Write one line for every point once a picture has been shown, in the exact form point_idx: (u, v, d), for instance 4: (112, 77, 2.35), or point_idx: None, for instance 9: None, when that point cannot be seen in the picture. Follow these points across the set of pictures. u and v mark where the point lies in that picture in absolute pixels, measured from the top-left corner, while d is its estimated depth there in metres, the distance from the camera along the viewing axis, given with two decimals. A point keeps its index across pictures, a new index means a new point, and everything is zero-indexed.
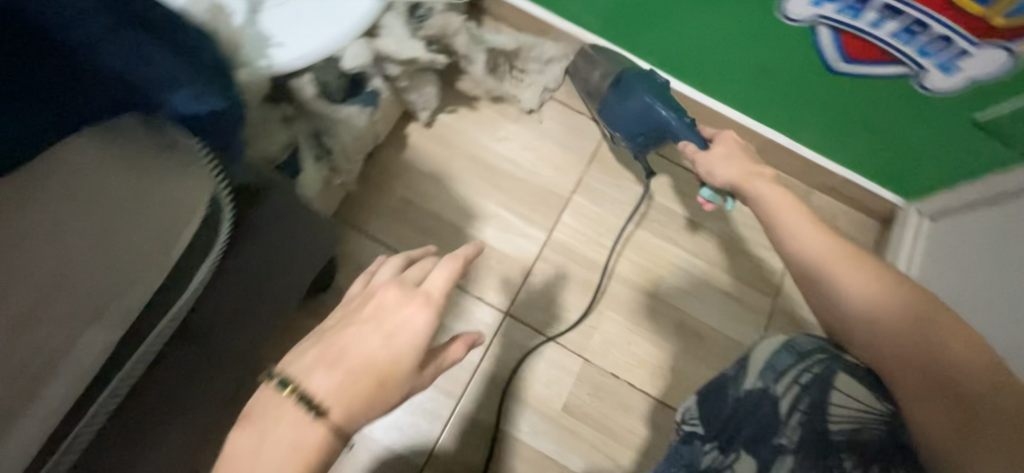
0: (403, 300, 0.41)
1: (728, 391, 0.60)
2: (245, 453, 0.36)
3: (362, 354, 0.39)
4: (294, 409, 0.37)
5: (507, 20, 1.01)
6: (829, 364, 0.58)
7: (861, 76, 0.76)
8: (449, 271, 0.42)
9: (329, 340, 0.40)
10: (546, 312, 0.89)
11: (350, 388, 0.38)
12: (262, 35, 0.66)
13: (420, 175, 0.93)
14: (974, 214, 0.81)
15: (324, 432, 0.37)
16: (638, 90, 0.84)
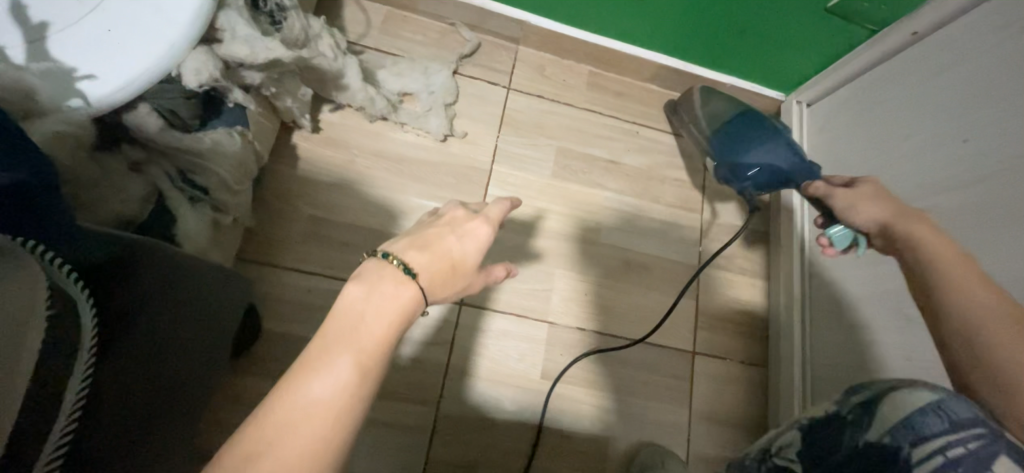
0: (469, 218, 0.48)
1: (839, 438, 0.40)
2: (354, 305, 0.39)
3: (442, 247, 0.45)
4: (338, 362, 0.36)
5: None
6: (988, 442, 0.35)
7: None
8: (504, 204, 0.50)
9: (417, 233, 0.46)
10: (501, 290, 0.86)
11: (434, 266, 0.43)
12: (60, 69, 0.52)
13: (323, 187, 0.83)
14: (847, 94, 0.89)
15: (416, 292, 0.41)
16: (769, 135, 0.79)
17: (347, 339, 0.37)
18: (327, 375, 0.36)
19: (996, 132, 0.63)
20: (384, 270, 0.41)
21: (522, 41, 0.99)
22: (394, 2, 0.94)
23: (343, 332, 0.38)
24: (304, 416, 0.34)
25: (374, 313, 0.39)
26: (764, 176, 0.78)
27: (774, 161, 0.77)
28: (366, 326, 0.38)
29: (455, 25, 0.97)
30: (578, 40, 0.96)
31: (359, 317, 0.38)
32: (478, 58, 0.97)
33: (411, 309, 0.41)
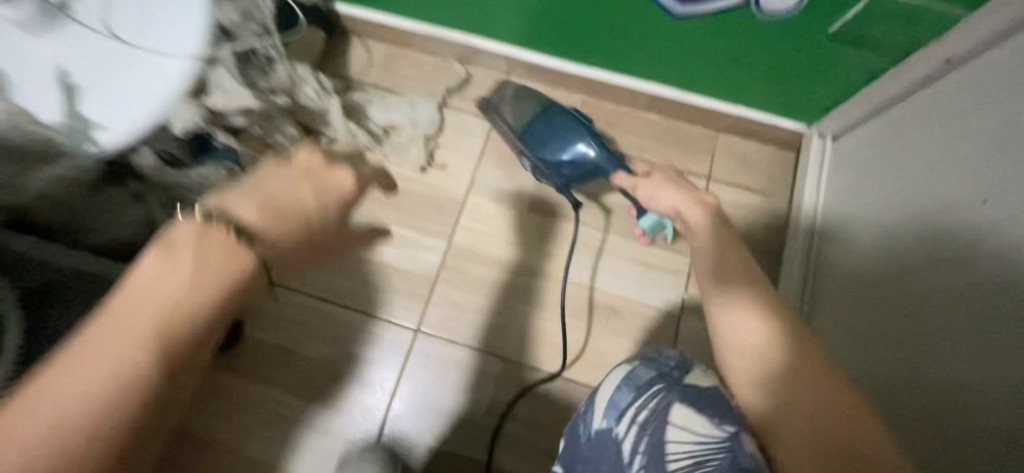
0: (331, 167, 0.50)
1: (580, 431, 0.51)
2: (155, 274, 0.39)
3: (290, 196, 0.47)
4: (133, 328, 0.38)
5: (374, 37, 1.02)
6: (666, 395, 0.48)
7: (703, 14, 0.72)
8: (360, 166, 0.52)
9: (262, 179, 0.47)
10: (459, 321, 0.88)
11: (273, 226, 0.45)
12: (84, 122, 0.66)
13: None
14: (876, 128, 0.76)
15: (248, 254, 0.43)
16: (568, 132, 0.79)
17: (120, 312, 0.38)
18: (122, 346, 0.37)
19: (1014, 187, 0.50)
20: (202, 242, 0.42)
21: (512, 73, 1.00)
22: (393, 40, 1.01)
23: (126, 284, 0.39)
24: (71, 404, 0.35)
25: (161, 288, 0.39)
26: (585, 167, 0.79)
27: (583, 152, 0.78)
28: (158, 301, 0.39)
29: (448, 59, 1.01)
30: (564, 71, 0.94)
31: (142, 284, 0.39)
32: (467, 90, 1.00)
33: (222, 283, 0.41)
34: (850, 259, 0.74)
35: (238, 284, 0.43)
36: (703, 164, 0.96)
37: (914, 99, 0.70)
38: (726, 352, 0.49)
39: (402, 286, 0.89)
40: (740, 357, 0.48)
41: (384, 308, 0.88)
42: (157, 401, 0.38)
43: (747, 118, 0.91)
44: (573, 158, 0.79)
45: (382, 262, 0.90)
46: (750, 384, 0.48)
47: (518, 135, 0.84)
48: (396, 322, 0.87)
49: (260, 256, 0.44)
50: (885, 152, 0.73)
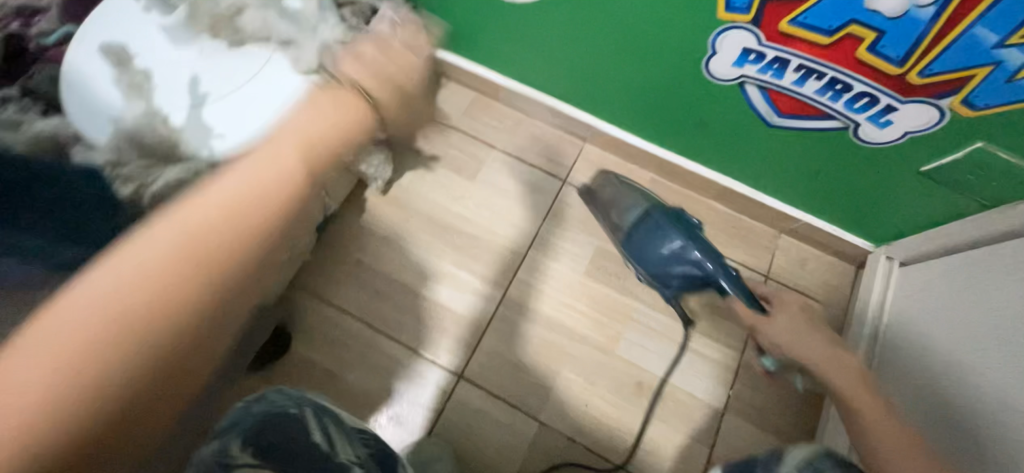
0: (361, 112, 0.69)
1: None
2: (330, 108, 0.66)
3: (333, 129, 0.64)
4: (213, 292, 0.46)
5: (464, 84, 1.07)
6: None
7: (800, 129, 0.73)
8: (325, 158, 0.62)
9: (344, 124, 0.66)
10: (503, 375, 0.87)
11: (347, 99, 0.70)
12: (205, 126, 0.71)
13: (376, 238, 0.95)
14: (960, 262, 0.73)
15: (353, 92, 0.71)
16: (668, 238, 0.82)
17: (298, 154, 0.59)
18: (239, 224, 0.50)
19: None
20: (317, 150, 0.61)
21: (589, 140, 1.04)
22: (480, 88, 1.06)
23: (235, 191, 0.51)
24: (164, 251, 0.45)
25: (268, 199, 0.52)
26: (690, 270, 0.80)
27: (683, 251, 0.80)
28: (293, 208, 0.54)
29: (532, 116, 1.06)
30: (643, 149, 0.98)
31: (225, 196, 0.50)
32: (544, 149, 1.05)
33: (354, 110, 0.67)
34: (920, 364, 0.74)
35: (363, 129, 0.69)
36: (762, 261, 0.98)
37: (987, 248, 0.70)
38: (855, 410, 0.63)
39: (452, 329, 0.90)
40: (860, 400, 0.63)
41: (430, 348, 0.88)
42: (208, 316, 0.45)
43: (812, 226, 0.93)
44: (668, 255, 0.81)
45: (437, 300, 0.91)
46: (878, 439, 0.59)
47: (625, 239, 0.88)
48: (440, 364, 0.87)
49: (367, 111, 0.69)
50: (953, 295, 0.72)
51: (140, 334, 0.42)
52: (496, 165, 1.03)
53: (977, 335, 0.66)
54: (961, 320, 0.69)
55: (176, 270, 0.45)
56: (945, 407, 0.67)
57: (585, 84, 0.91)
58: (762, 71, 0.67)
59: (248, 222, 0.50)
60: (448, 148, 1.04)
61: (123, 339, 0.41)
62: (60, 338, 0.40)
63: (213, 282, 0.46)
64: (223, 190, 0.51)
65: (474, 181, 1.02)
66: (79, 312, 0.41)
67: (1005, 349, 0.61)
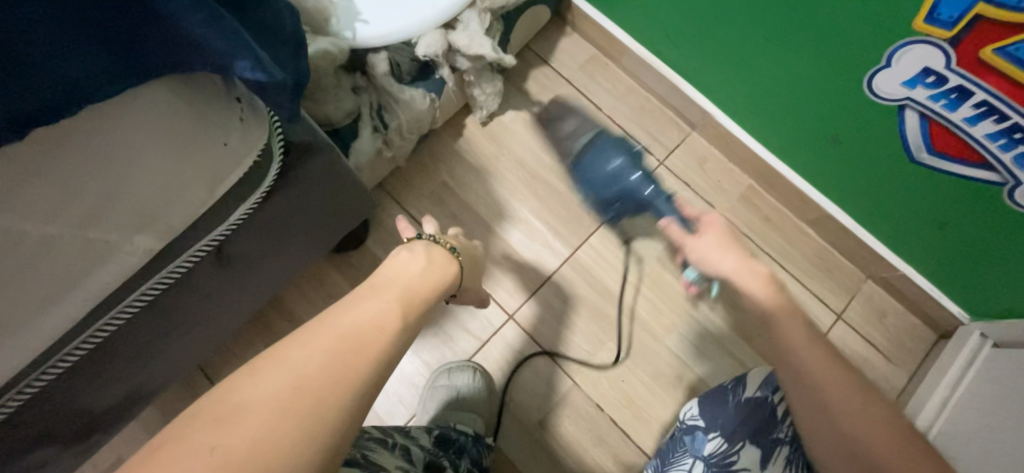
0: (412, 254, 0.60)
1: (729, 397, 0.63)
2: (404, 262, 0.58)
3: (403, 271, 0.57)
4: (386, 301, 0.50)
5: (588, 38, 1.04)
6: None
7: (945, 172, 0.68)
8: (420, 264, 0.58)
9: (416, 274, 0.57)
10: (551, 328, 0.90)
11: (397, 263, 0.58)
12: (353, 10, 0.73)
13: (466, 166, 0.97)
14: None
15: (450, 263, 0.63)
16: (612, 158, 0.83)
17: (404, 287, 0.54)
18: (372, 303, 0.49)
19: None
20: (433, 255, 0.61)
21: (698, 128, 1.01)
22: (603, 47, 1.04)
23: (379, 292, 0.51)
24: (332, 342, 0.42)
25: (418, 276, 0.56)
26: (627, 189, 0.81)
27: (631, 178, 0.81)
28: (433, 289, 0.57)
29: (646, 89, 1.03)
30: (753, 152, 0.94)
31: (391, 278, 0.55)
32: (649, 126, 1.02)
33: (435, 271, 0.59)
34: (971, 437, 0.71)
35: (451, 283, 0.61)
36: (839, 300, 0.94)
37: None
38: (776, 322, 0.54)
39: (514, 270, 0.92)
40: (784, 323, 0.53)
41: (489, 283, 0.91)
42: (354, 359, 0.42)
43: (909, 280, 0.87)
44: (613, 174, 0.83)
45: (506, 240, 0.93)
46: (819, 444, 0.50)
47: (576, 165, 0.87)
48: (495, 300, 0.90)
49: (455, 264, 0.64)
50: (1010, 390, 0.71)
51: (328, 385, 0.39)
52: (597, 128, 1.02)
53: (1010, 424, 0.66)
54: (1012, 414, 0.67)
55: (348, 349, 0.42)
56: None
57: (717, 69, 0.86)
58: (934, 98, 0.62)
59: (397, 305, 0.50)
60: (555, 99, 1.03)
61: (336, 391, 0.39)
62: (249, 416, 0.35)
63: (370, 352, 0.43)
64: (363, 307, 0.48)
65: (572, 138, 1.01)
66: (292, 365, 0.39)
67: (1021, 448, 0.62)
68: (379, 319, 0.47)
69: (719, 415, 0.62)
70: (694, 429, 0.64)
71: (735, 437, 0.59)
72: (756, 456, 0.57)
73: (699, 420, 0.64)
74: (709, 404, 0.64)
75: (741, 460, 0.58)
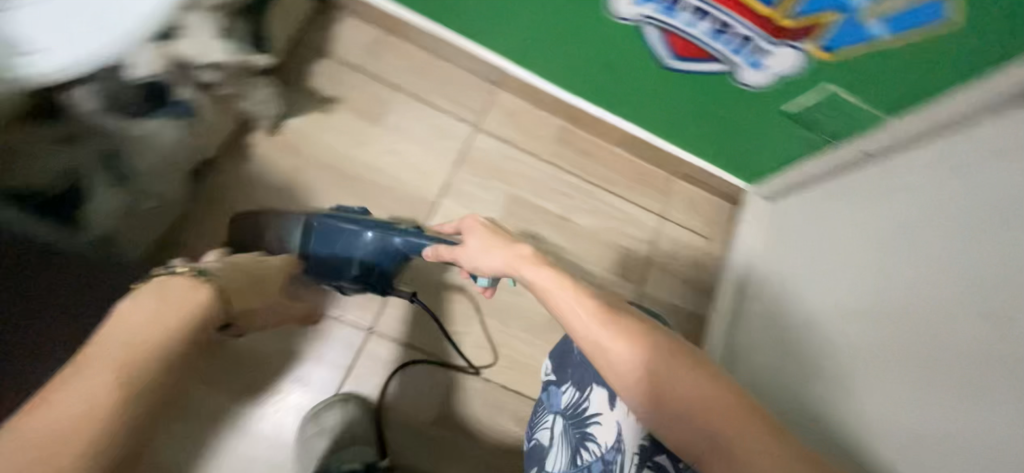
0: (142, 302, 0.48)
1: (572, 347, 0.66)
2: (131, 314, 0.47)
3: (128, 324, 0.46)
4: (110, 373, 0.42)
5: (365, 17, 0.98)
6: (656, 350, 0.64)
7: (690, 73, 0.78)
8: (147, 310, 0.47)
9: (139, 327, 0.46)
10: (416, 326, 0.87)
11: (137, 306, 0.48)
12: (18, 40, 0.54)
13: (269, 190, 0.88)
14: (858, 187, 0.79)
15: (209, 290, 0.52)
16: (350, 232, 0.73)
17: (152, 336, 0.46)
18: (80, 380, 0.41)
19: (946, 310, 0.58)
20: (167, 292, 0.50)
21: (500, 85, 1.01)
22: (383, 24, 0.98)
23: (95, 351, 0.43)
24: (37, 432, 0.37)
25: (143, 330, 0.46)
26: (374, 252, 0.73)
27: (377, 239, 0.72)
28: (172, 342, 0.47)
29: (440, 57, 1.00)
30: (551, 95, 0.99)
31: (122, 333, 0.45)
32: (455, 93, 1.00)
33: (192, 308, 0.50)
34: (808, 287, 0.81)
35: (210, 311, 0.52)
36: (658, 204, 1.05)
37: (847, 198, 0.81)
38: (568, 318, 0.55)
39: None
40: (574, 319, 0.54)
41: (336, 305, 0.86)
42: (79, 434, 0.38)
43: (701, 169, 1.02)
44: (367, 245, 0.73)
45: None
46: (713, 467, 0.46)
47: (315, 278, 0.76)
48: (347, 320, 0.85)
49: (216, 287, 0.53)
50: (832, 232, 0.81)
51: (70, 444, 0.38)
52: (403, 109, 0.97)
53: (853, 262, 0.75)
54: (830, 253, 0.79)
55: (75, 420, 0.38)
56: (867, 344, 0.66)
57: (489, 23, 0.87)
58: (660, 12, 0.69)
59: (114, 365, 0.43)
60: (349, 91, 0.96)
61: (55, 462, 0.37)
62: None
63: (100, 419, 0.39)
64: (71, 390, 0.40)
65: (380, 127, 0.96)
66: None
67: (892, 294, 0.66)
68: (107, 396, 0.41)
69: (568, 368, 0.66)
70: (549, 385, 0.68)
71: (585, 384, 0.63)
72: (603, 396, 0.60)
73: (552, 376, 0.68)
74: (558, 357, 0.68)
75: (592, 405, 0.61)
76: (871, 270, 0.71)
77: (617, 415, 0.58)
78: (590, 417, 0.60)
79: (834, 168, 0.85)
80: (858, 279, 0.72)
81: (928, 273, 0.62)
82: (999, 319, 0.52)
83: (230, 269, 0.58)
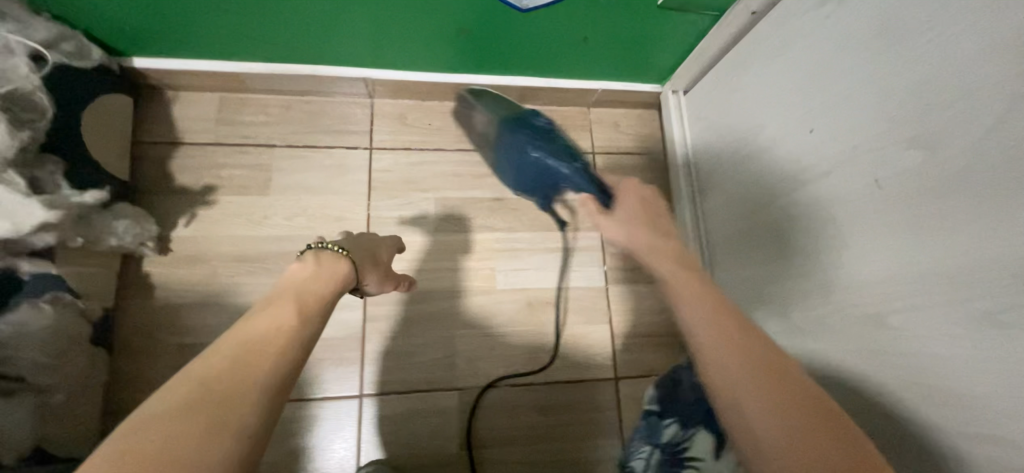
0: (318, 264, 0.54)
1: (683, 380, 0.64)
2: (302, 272, 0.52)
3: (294, 280, 0.50)
4: (293, 308, 0.46)
5: (199, 88, 0.88)
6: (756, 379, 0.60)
7: (548, 5, 0.71)
8: (308, 275, 0.52)
9: (315, 287, 0.50)
10: (401, 369, 0.84)
11: (298, 271, 0.52)
12: None
13: (189, 308, 0.81)
14: (773, 30, 0.69)
15: (345, 264, 0.56)
16: (523, 145, 0.69)
17: (294, 296, 0.48)
18: (268, 315, 0.44)
19: (914, 139, 0.48)
20: (323, 260, 0.54)
21: (374, 94, 0.92)
22: (221, 87, 0.88)
23: (268, 302, 0.46)
24: (230, 347, 0.40)
25: (309, 283, 0.50)
26: (542, 172, 0.69)
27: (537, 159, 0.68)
28: (329, 298, 0.50)
29: (298, 94, 0.91)
30: (427, 82, 0.90)
31: (286, 288, 0.49)
32: (331, 124, 0.91)
33: (339, 271, 0.55)
34: (761, 156, 0.72)
35: (344, 284, 0.54)
36: (585, 141, 0.98)
37: (765, 47, 0.71)
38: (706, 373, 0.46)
39: (327, 354, 0.84)
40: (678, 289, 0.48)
41: (314, 386, 0.82)
42: (248, 368, 0.39)
43: (610, 90, 0.95)
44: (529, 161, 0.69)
45: None
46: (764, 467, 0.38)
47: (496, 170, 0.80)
48: (332, 395, 0.82)
49: (348, 261, 0.57)
50: (765, 88, 0.71)
51: (255, 361, 0.39)
52: (286, 164, 0.89)
53: (796, 115, 0.65)
54: (774, 111, 0.69)
55: (247, 354, 0.40)
56: (838, 199, 0.58)
57: (320, 37, 0.78)
58: None
59: (292, 304, 0.46)
60: (221, 171, 0.87)
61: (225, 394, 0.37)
62: None
63: (270, 352, 0.40)
64: (261, 319, 0.43)
65: (271, 194, 0.87)
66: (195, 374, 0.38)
67: (841, 139, 0.58)
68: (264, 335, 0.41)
69: (676, 402, 0.63)
70: (648, 416, 0.64)
71: (689, 423, 0.60)
72: (708, 445, 0.57)
73: (654, 406, 0.64)
74: (662, 389, 0.65)
75: (692, 448, 0.58)
76: (797, 134, 0.65)
77: (722, 467, 0.56)
78: (686, 459, 0.57)
79: (737, 32, 0.76)
80: (810, 128, 0.63)
81: (847, 120, 0.57)
82: (925, 147, 0.47)
83: (354, 242, 0.63)
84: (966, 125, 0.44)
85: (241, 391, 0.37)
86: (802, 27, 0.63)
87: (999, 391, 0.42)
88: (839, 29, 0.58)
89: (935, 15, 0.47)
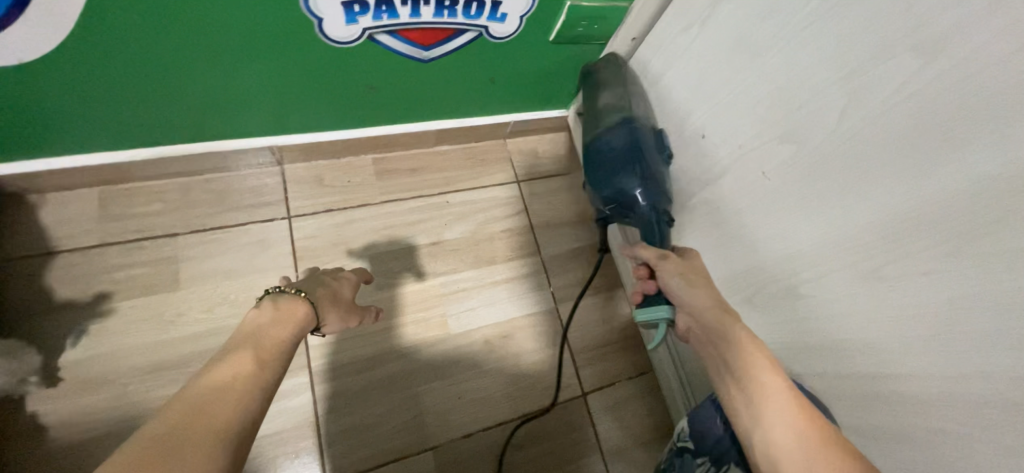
0: (277, 308, 0.56)
1: (708, 417, 0.64)
2: (259, 319, 0.54)
3: (251, 328, 0.53)
4: (247, 358, 0.48)
5: (71, 185, 0.77)
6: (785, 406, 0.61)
7: (448, 53, 0.74)
8: (267, 323, 0.53)
9: (270, 333, 0.52)
10: (367, 443, 0.79)
11: (257, 318, 0.54)
12: None
13: (99, 440, 0.69)
14: (654, 51, 0.76)
15: (306, 305, 0.58)
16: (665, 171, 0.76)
17: (251, 344, 0.50)
18: (228, 365, 0.47)
19: (790, 135, 0.56)
20: (281, 303, 0.56)
21: (282, 161, 0.88)
22: (99, 180, 0.78)
23: (224, 354, 0.48)
24: (191, 397, 0.42)
25: (267, 330, 0.52)
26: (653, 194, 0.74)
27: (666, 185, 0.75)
28: (285, 343, 0.52)
29: (196, 174, 0.83)
30: (337, 141, 0.87)
31: (243, 338, 0.51)
32: (240, 200, 0.85)
33: (304, 316, 0.57)
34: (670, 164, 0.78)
35: (304, 326, 0.57)
36: (508, 172, 1.01)
37: (651, 68, 0.78)
38: (759, 416, 0.50)
39: (279, 448, 0.76)
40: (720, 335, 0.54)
41: None
42: (214, 413, 0.41)
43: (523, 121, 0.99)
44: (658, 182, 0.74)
45: None
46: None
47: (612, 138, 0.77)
48: None
49: (310, 303, 0.59)
50: (659, 103, 0.78)
51: (217, 408, 0.42)
52: (194, 251, 0.80)
53: (690, 124, 0.72)
54: (671, 122, 0.76)
55: (210, 398, 0.42)
56: (740, 193, 0.66)
57: (213, 111, 0.73)
58: (378, 18, 0.64)
59: (253, 352, 0.49)
60: (115, 274, 0.76)
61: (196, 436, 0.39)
62: None
63: (235, 397, 0.43)
64: (221, 369, 0.46)
65: (182, 287, 0.78)
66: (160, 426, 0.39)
67: (730, 142, 0.65)
68: (228, 381, 0.45)
69: (705, 438, 0.64)
70: (683, 451, 0.67)
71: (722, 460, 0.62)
72: None
73: (688, 443, 0.67)
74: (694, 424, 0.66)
75: None
76: (693, 139, 0.72)
77: None
78: None
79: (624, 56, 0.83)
80: (703, 135, 0.70)
81: (732, 125, 0.64)
82: (797, 141, 0.56)
83: (314, 281, 0.65)
84: (824, 119, 0.52)
85: (207, 435, 0.39)
86: (677, 48, 0.71)
87: (898, 339, 0.49)
88: (708, 47, 0.66)
89: (778, 33, 0.55)
